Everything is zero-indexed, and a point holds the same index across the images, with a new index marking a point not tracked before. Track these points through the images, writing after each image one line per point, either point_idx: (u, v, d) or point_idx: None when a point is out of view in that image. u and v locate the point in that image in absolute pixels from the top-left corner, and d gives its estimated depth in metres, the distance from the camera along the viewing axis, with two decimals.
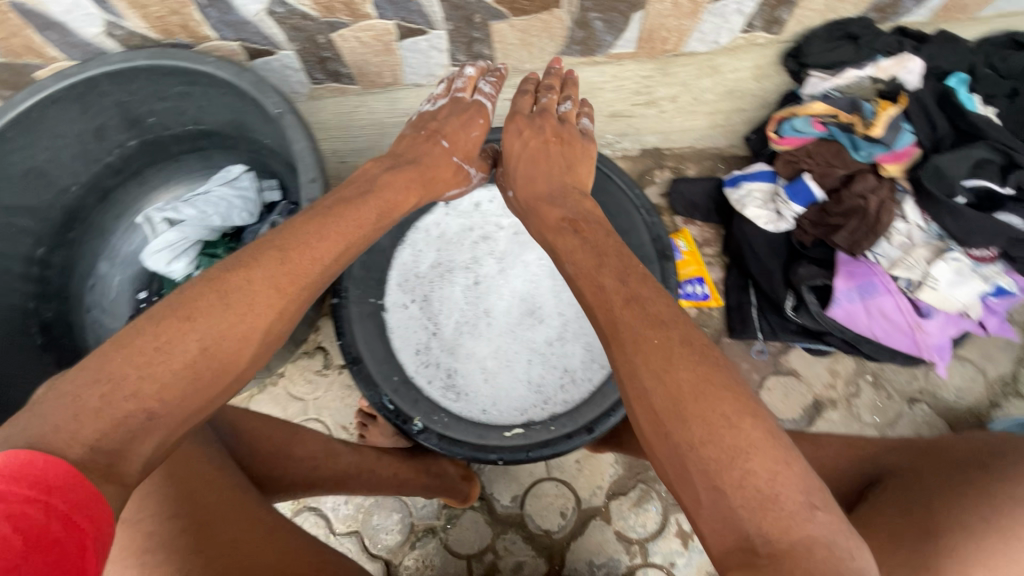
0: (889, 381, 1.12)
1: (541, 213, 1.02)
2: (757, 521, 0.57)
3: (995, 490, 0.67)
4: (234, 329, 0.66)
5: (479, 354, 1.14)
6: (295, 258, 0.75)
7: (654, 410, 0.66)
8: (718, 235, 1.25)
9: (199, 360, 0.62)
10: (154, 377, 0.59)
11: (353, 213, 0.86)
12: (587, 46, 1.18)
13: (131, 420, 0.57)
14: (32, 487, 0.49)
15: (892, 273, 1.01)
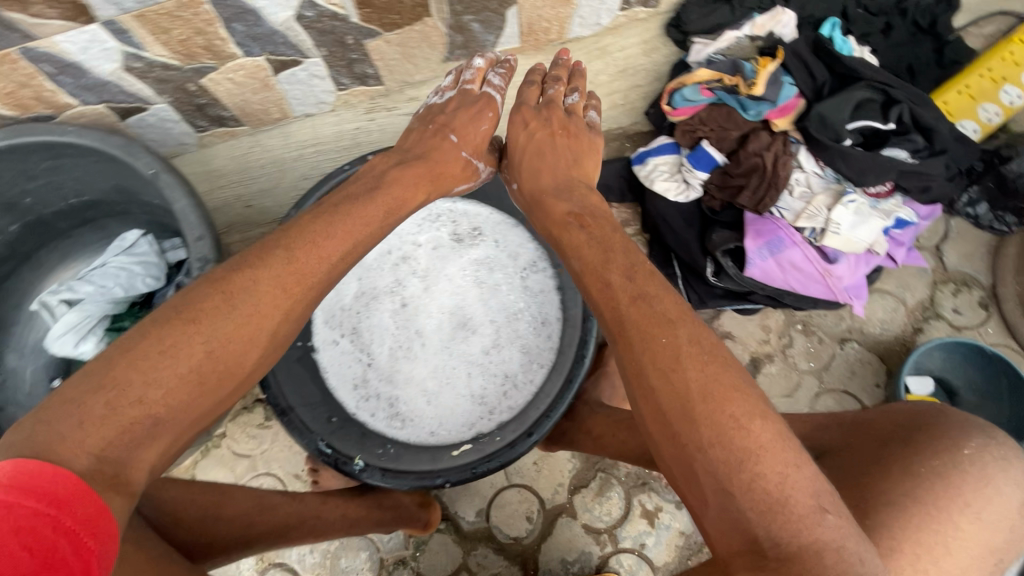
0: (818, 326, 1.15)
1: (539, 209, 0.97)
2: (766, 524, 0.60)
3: (920, 467, 0.67)
4: (238, 332, 0.69)
5: (418, 377, 1.12)
6: (299, 258, 0.76)
7: (660, 414, 0.67)
8: (636, 213, 1.25)
9: (203, 365, 0.66)
10: (158, 383, 0.63)
11: (360, 206, 0.85)
12: (471, 49, 1.18)
13: (137, 426, 0.61)
14: (43, 500, 0.53)
15: (797, 225, 1.02)
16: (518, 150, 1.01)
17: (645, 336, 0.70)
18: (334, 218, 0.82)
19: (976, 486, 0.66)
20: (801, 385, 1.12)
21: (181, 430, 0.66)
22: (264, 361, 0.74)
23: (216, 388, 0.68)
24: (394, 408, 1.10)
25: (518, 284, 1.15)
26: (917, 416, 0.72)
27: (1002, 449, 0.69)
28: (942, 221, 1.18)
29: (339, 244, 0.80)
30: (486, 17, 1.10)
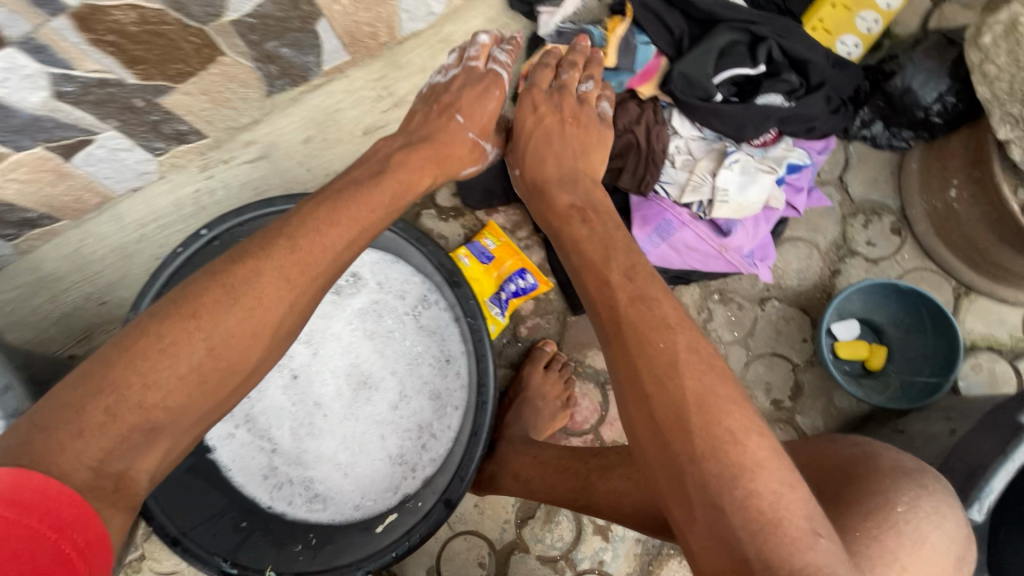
0: (735, 292, 1.08)
1: (541, 199, 0.83)
2: (758, 546, 0.53)
3: (855, 528, 0.57)
4: (240, 328, 0.65)
5: (328, 451, 1.02)
6: (304, 246, 0.70)
7: (653, 421, 0.60)
8: (524, 214, 1.14)
9: (204, 364, 0.63)
10: (157, 386, 0.59)
11: (364, 190, 0.77)
12: (293, 76, 1.03)
13: (137, 433, 0.58)
14: (44, 520, 0.50)
15: (684, 202, 0.93)
16: (521, 130, 0.86)
17: (642, 340, 0.63)
18: (343, 204, 0.75)
19: (915, 550, 0.57)
20: (729, 358, 1.05)
21: (179, 431, 0.63)
22: (263, 359, 0.70)
23: (213, 391, 0.65)
24: (311, 490, 1.01)
25: (411, 326, 1.04)
26: (855, 460, 0.65)
27: (933, 500, 0.60)
28: (840, 149, 1.11)
29: (346, 229, 0.73)
30: (294, 40, 0.95)
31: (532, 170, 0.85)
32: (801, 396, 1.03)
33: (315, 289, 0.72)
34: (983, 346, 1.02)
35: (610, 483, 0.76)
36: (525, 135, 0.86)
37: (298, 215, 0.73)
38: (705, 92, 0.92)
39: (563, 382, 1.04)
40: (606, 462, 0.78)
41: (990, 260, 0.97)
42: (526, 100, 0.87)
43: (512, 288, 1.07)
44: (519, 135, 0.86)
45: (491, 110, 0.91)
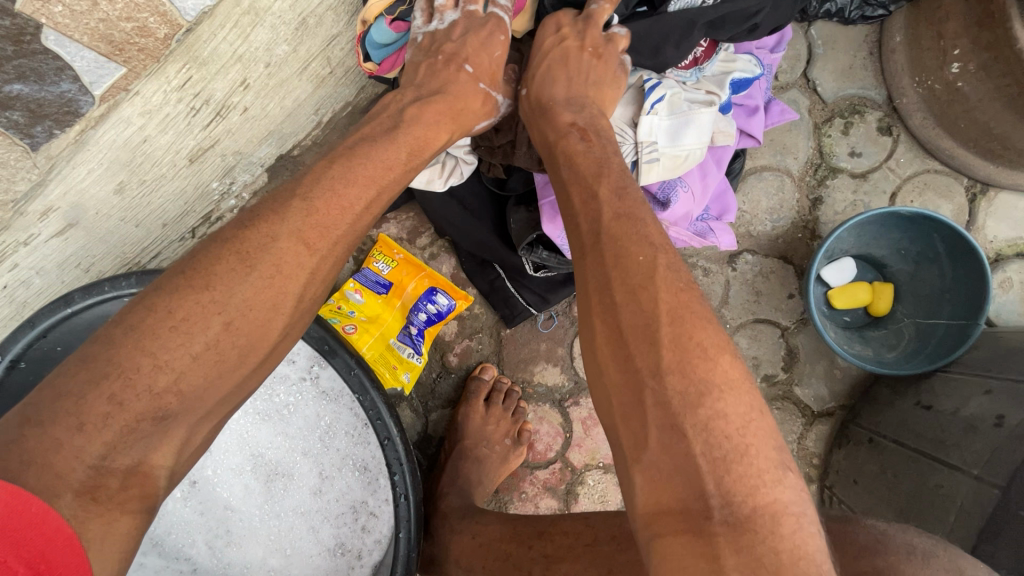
0: (697, 256, 0.86)
1: (546, 124, 0.61)
2: (720, 478, 0.39)
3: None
4: (262, 297, 0.52)
5: (255, 558, 0.86)
6: (323, 209, 0.55)
7: (620, 333, 0.45)
8: (419, 216, 0.90)
9: (222, 340, 0.50)
10: (170, 367, 0.48)
11: (381, 143, 0.60)
12: (54, 116, 0.75)
13: (146, 423, 0.46)
14: (31, 569, 0.39)
15: None
16: (537, 60, 0.64)
17: (638, 282, 0.46)
18: (372, 152, 0.59)
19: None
20: None
21: (199, 420, 0.50)
22: (277, 354, 0.57)
23: (228, 377, 0.51)
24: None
25: (310, 395, 0.84)
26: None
27: None
28: (800, 37, 0.84)
29: (374, 174, 0.58)
30: (22, 69, 0.67)
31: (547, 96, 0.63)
32: (796, 364, 0.84)
33: (337, 260, 0.57)
34: (1011, 255, 0.81)
35: None
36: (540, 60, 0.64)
37: (264, 201, 0.56)
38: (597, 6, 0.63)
39: (510, 416, 0.86)
40: (551, 550, 0.63)
41: (1013, 148, 0.73)
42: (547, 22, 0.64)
43: (422, 317, 0.86)
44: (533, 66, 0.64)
45: (502, 55, 0.67)
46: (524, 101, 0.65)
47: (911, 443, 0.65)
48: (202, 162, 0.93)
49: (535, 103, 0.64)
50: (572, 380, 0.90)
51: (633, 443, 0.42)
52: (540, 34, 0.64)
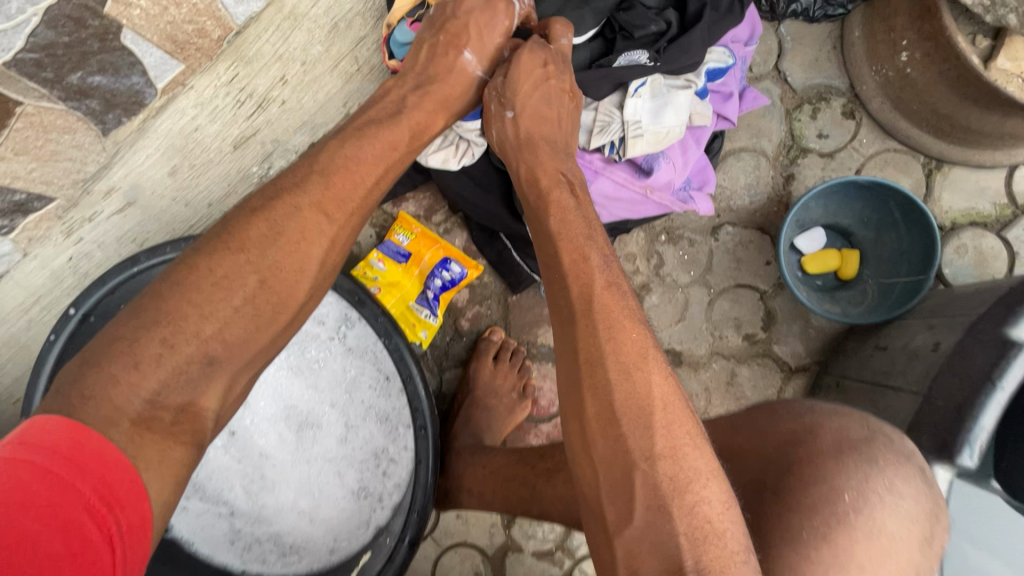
0: (683, 228, 0.96)
1: (532, 156, 0.70)
2: (696, 555, 0.48)
3: (804, 532, 0.50)
4: (287, 259, 0.60)
5: (288, 501, 0.95)
6: (338, 181, 0.63)
7: (610, 412, 0.52)
8: (435, 195, 1.01)
9: (258, 294, 0.58)
10: (214, 317, 0.56)
11: (385, 125, 0.68)
12: (123, 104, 0.88)
13: (194, 364, 0.55)
14: (97, 490, 0.47)
15: (593, 146, 0.79)
16: (511, 88, 0.70)
17: (616, 325, 0.55)
18: (386, 134, 0.67)
19: (869, 544, 0.50)
20: (690, 301, 0.95)
21: (241, 368, 0.58)
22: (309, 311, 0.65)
23: (266, 328, 0.59)
24: (281, 544, 0.95)
25: (338, 351, 0.94)
26: (794, 441, 0.54)
27: (889, 471, 0.52)
28: (771, 34, 0.95)
29: (383, 152, 0.67)
30: (103, 63, 0.80)
31: (529, 129, 0.71)
32: (774, 324, 0.94)
33: (354, 226, 0.65)
34: (966, 224, 0.91)
35: (556, 489, 0.70)
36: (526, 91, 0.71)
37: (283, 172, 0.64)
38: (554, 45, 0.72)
39: (516, 372, 0.95)
40: (552, 466, 0.72)
41: (959, 126, 0.83)
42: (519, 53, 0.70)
43: (437, 283, 0.96)
44: (509, 92, 0.70)
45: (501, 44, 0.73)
46: (505, 128, 0.72)
47: (869, 376, 0.75)
48: (245, 148, 1.01)
49: (519, 131, 0.71)
50: None
51: (620, 518, 0.50)
52: (516, 61, 0.70)
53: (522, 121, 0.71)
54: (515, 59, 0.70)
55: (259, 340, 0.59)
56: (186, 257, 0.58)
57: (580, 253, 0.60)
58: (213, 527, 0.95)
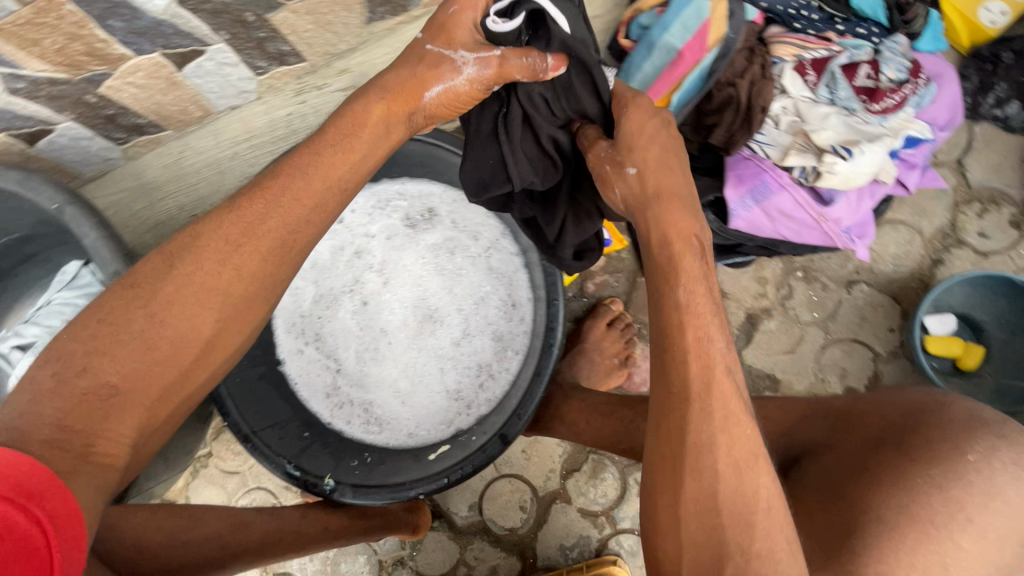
0: (821, 271, 1.03)
1: (673, 209, 0.64)
2: None
3: (919, 480, 0.59)
4: (184, 288, 0.56)
5: (389, 378, 1.06)
6: (243, 208, 0.59)
7: (712, 503, 0.54)
8: None
9: (150, 334, 0.54)
10: (106, 354, 0.52)
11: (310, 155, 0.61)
12: (395, 4, 1.03)
13: (92, 399, 0.51)
14: (12, 489, 0.44)
15: (785, 165, 0.87)
16: (626, 144, 0.67)
17: (724, 416, 0.56)
18: (338, 148, 0.62)
19: (985, 500, 0.58)
20: (804, 338, 1.02)
21: (155, 399, 0.55)
22: (232, 334, 0.59)
23: (165, 371, 0.55)
24: (370, 414, 1.05)
25: (481, 266, 1.06)
26: (922, 410, 0.64)
27: (1013, 451, 0.60)
28: (964, 129, 1.01)
29: (314, 173, 0.61)
30: None
31: (655, 183, 0.66)
32: (878, 386, 0.99)
33: (281, 246, 0.60)
34: None
35: None
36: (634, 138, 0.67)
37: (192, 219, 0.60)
38: (547, 40, 0.63)
39: (623, 342, 1.04)
40: None
41: None
42: (624, 117, 0.68)
43: None
44: (623, 150, 0.67)
45: (460, 12, 0.63)
46: (630, 183, 0.66)
47: None
48: None
49: (647, 186, 0.66)
50: None
51: None
52: (621, 124, 0.68)
53: (645, 176, 0.66)
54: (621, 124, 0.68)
55: (160, 378, 0.55)
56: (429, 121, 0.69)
57: (703, 333, 0.58)
58: (318, 376, 1.06)
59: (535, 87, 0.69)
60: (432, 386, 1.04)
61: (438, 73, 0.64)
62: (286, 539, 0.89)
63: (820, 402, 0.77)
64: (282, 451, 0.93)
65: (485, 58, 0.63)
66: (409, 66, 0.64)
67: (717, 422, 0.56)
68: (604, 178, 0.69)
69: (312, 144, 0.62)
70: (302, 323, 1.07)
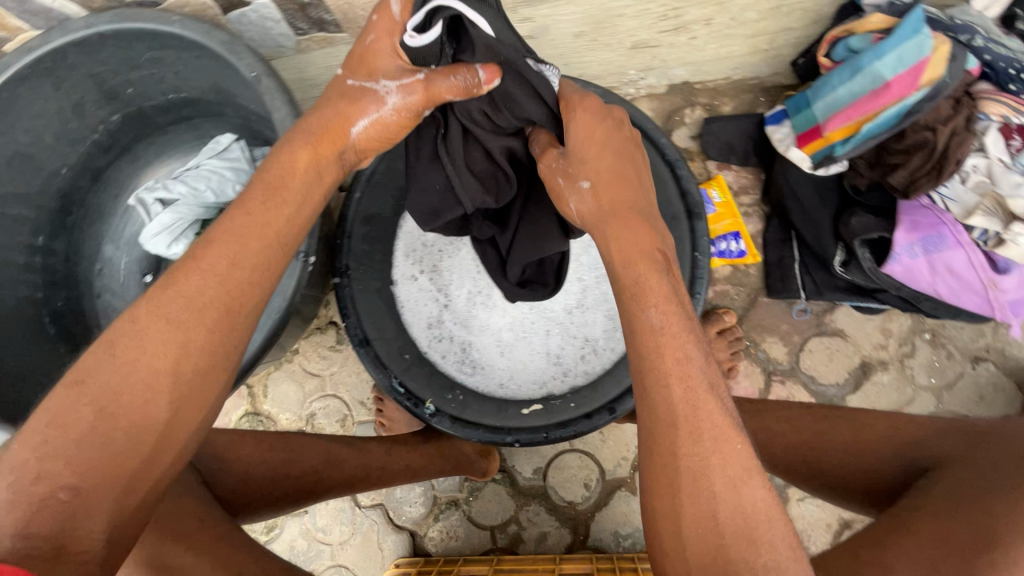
0: (950, 339, 1.01)
1: (623, 228, 0.63)
2: None
3: None
4: (129, 380, 0.51)
5: (494, 326, 1.05)
6: (182, 284, 0.55)
7: (711, 521, 0.51)
8: (758, 180, 1.12)
9: (100, 426, 0.50)
10: (57, 457, 0.49)
11: (188, 260, 0.57)
12: None
13: (53, 502, 0.48)
14: None
15: (966, 224, 0.86)
16: (576, 157, 0.67)
17: (701, 414, 0.54)
18: (268, 205, 0.61)
19: None
20: (915, 401, 1.00)
21: (124, 492, 0.51)
22: (194, 404, 0.55)
23: (130, 457, 0.51)
24: (466, 354, 1.03)
25: None
26: None
27: None
28: None
29: (241, 230, 0.59)
30: None
31: (611, 198, 0.65)
32: None
33: (222, 317, 0.56)
34: None
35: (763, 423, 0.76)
36: (585, 149, 0.66)
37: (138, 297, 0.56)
38: (472, 50, 0.61)
39: (729, 350, 1.03)
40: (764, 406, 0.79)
41: None
42: (573, 121, 0.67)
43: (719, 248, 1.08)
44: (575, 161, 0.67)
45: (377, 40, 0.63)
46: (585, 199, 0.66)
47: None
48: (638, 53, 1.13)
49: (602, 202, 0.65)
50: (791, 363, 1.04)
51: None
52: (569, 130, 0.67)
53: (599, 191, 0.65)
54: (569, 131, 0.67)
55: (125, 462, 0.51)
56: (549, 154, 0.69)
57: (685, 357, 0.56)
58: (425, 305, 1.04)
59: (472, 104, 0.66)
60: (536, 343, 1.04)
61: (362, 107, 0.65)
62: (372, 474, 0.90)
63: (959, 421, 0.64)
64: (388, 362, 0.98)
65: (407, 85, 0.63)
66: (333, 106, 0.66)
67: (709, 441, 0.53)
68: (558, 191, 0.68)
69: (247, 204, 0.61)
70: (419, 249, 1.05)
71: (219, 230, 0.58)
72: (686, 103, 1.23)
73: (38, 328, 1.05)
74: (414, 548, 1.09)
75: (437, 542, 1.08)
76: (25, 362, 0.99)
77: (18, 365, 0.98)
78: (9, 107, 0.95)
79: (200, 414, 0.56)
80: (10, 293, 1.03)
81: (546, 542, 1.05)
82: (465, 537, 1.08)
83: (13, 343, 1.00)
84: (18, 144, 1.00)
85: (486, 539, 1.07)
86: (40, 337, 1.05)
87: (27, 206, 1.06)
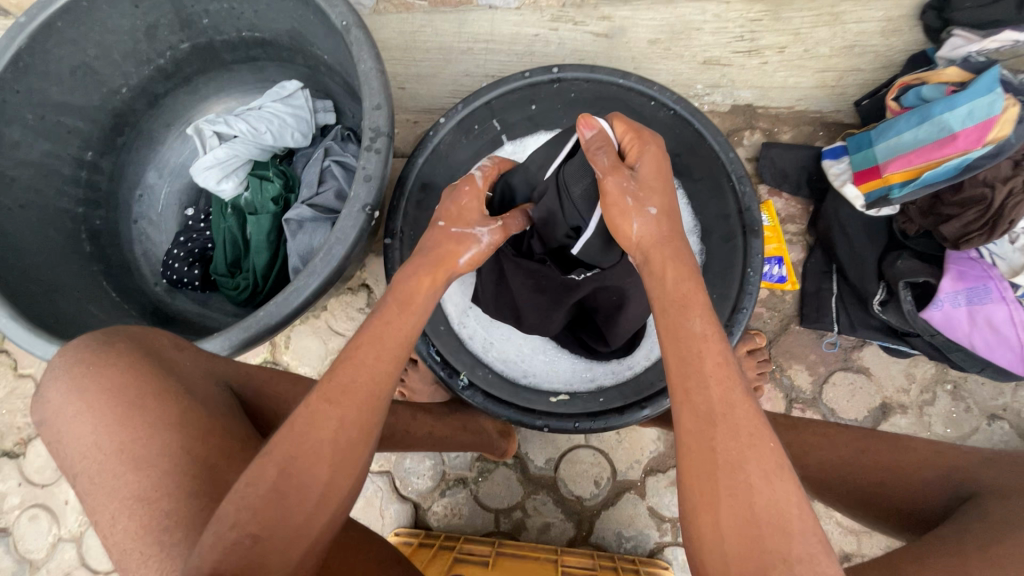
0: (970, 393, 1.04)
1: (673, 252, 0.63)
2: None
3: None
4: (302, 444, 0.53)
5: (514, 332, 1.05)
6: (344, 373, 0.57)
7: (747, 512, 0.49)
8: (806, 211, 1.14)
9: (280, 484, 0.52)
10: (244, 505, 0.50)
11: (353, 351, 0.59)
12: None
13: (239, 547, 0.49)
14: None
15: (1012, 281, 0.91)
16: (647, 184, 0.67)
17: (728, 403, 0.53)
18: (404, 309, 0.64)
19: None
20: None
21: (290, 546, 0.51)
22: (344, 474, 0.55)
23: (298, 508, 0.52)
24: (487, 350, 1.02)
25: None
26: None
27: None
28: None
29: (387, 332, 0.62)
30: None
31: (670, 229, 0.66)
32: None
33: (367, 400, 0.57)
34: None
35: (801, 437, 0.78)
36: (641, 180, 0.67)
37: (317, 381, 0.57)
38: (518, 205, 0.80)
39: (756, 371, 1.04)
40: (798, 422, 0.82)
41: None
42: (645, 154, 0.68)
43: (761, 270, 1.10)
44: (644, 189, 0.66)
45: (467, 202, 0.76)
46: (651, 223, 0.65)
47: None
48: (708, 69, 1.14)
49: (662, 231, 0.65)
50: (813, 393, 1.07)
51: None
52: (640, 163, 0.68)
53: (659, 222, 0.65)
54: (636, 163, 0.68)
55: (294, 515, 0.52)
56: (628, 182, 0.66)
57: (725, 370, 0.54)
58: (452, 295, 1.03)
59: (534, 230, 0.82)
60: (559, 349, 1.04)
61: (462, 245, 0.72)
62: (397, 436, 0.85)
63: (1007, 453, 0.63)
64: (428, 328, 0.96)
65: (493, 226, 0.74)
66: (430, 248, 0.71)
67: (742, 437, 0.51)
68: (620, 213, 0.66)
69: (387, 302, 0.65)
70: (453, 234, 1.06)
71: (370, 323, 0.62)
72: (746, 125, 1.15)
73: (74, 242, 1.04)
74: (415, 519, 1.09)
75: (440, 517, 1.08)
76: (61, 275, 0.97)
77: (54, 277, 0.95)
78: (84, 17, 0.94)
79: (348, 488, 0.55)
80: (50, 203, 1.01)
81: (549, 532, 1.06)
82: (468, 516, 1.08)
83: (50, 252, 0.98)
84: (84, 56, 0.98)
85: (489, 521, 1.08)
86: (75, 251, 1.03)
87: (82, 119, 1.04)
